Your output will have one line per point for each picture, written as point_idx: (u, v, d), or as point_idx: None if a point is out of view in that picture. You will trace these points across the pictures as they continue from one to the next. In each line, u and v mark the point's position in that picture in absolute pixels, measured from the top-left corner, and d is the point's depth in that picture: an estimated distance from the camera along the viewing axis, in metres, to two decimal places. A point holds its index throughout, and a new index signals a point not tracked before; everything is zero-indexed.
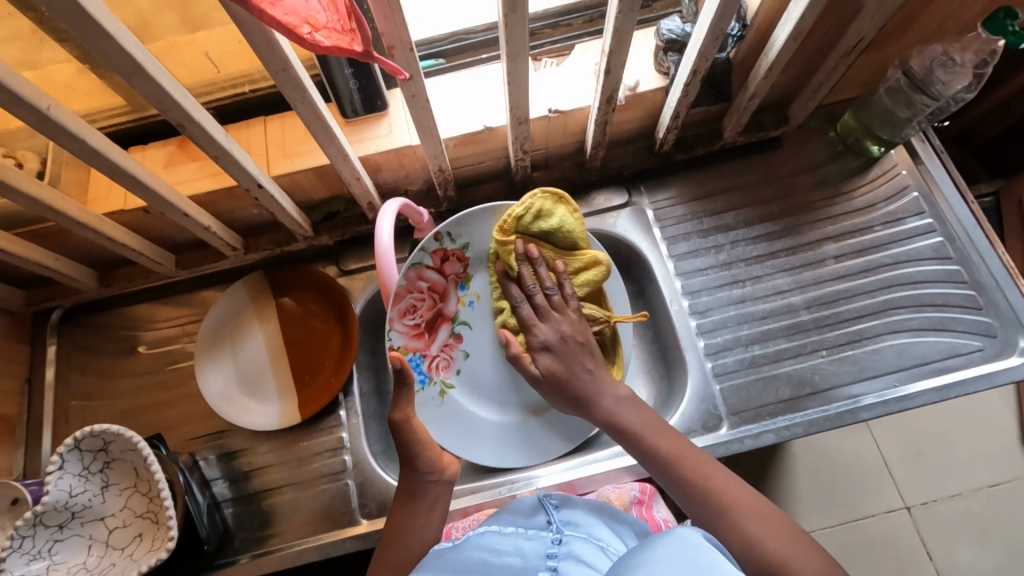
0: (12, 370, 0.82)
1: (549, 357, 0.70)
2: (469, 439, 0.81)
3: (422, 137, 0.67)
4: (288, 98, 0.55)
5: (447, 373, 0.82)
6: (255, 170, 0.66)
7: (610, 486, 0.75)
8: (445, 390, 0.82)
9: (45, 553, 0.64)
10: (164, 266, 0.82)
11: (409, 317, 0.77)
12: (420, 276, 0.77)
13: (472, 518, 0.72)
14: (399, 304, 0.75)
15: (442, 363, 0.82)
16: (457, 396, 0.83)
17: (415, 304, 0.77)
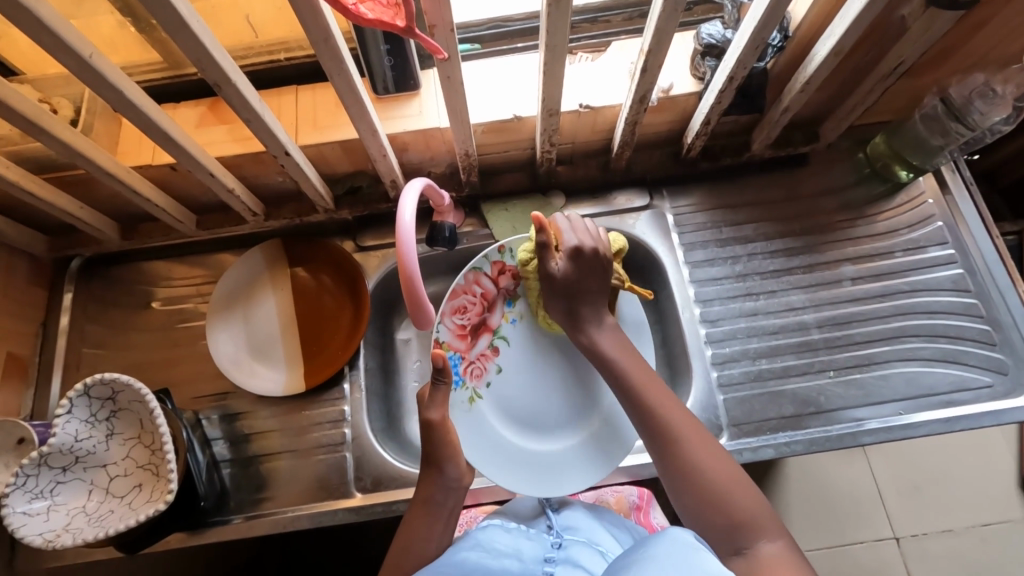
0: (29, 313, 0.83)
1: (577, 259, 0.67)
2: (493, 456, 0.74)
3: (453, 120, 0.67)
4: (326, 68, 0.55)
5: (478, 382, 0.78)
6: (284, 138, 0.67)
7: (610, 490, 0.75)
8: (474, 398, 0.77)
9: (47, 493, 0.65)
10: (184, 226, 0.83)
11: (458, 316, 0.76)
12: (478, 279, 0.77)
13: (471, 514, 0.73)
14: (452, 296, 0.76)
15: (476, 371, 0.78)
16: (484, 409, 0.77)
17: (465, 305, 0.77)
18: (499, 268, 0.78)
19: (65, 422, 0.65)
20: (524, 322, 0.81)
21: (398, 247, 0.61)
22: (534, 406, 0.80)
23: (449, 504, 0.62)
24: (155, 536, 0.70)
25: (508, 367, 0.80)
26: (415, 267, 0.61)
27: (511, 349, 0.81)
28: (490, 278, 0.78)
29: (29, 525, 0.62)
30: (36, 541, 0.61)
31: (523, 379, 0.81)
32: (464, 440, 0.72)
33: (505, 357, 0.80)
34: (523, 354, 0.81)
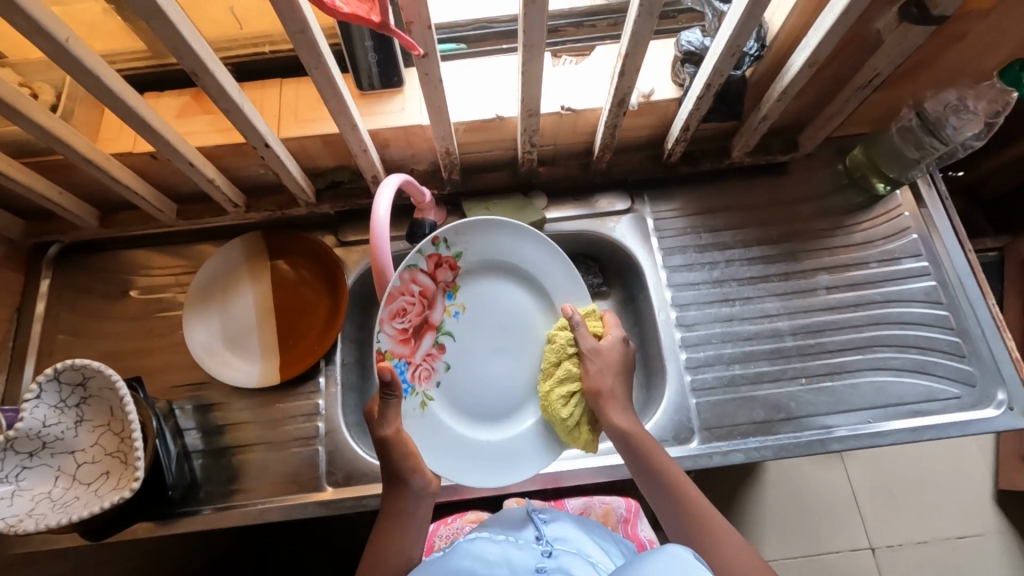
0: (4, 297, 0.83)
1: (619, 343, 0.70)
2: (456, 460, 0.72)
3: (432, 117, 0.68)
4: (304, 60, 0.56)
5: (427, 384, 0.74)
6: (264, 129, 0.67)
7: (598, 502, 0.79)
8: (427, 401, 0.73)
9: (12, 478, 0.65)
10: (164, 216, 0.83)
11: (399, 322, 0.69)
12: (413, 282, 0.69)
13: (456, 526, 0.78)
14: (392, 302, 0.67)
15: (424, 373, 0.74)
16: (437, 411, 0.74)
17: (405, 307, 0.69)
18: (436, 262, 0.72)
19: (33, 407, 0.65)
20: (467, 317, 0.76)
21: (371, 242, 0.62)
22: (486, 398, 0.77)
23: (420, 513, 0.63)
24: (121, 524, 0.70)
25: (457, 364, 0.76)
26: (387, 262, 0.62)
27: (458, 346, 0.76)
28: (427, 276, 0.71)
29: None
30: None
31: (474, 375, 0.77)
32: (425, 451, 0.70)
33: (452, 355, 0.76)
34: (470, 348, 0.77)
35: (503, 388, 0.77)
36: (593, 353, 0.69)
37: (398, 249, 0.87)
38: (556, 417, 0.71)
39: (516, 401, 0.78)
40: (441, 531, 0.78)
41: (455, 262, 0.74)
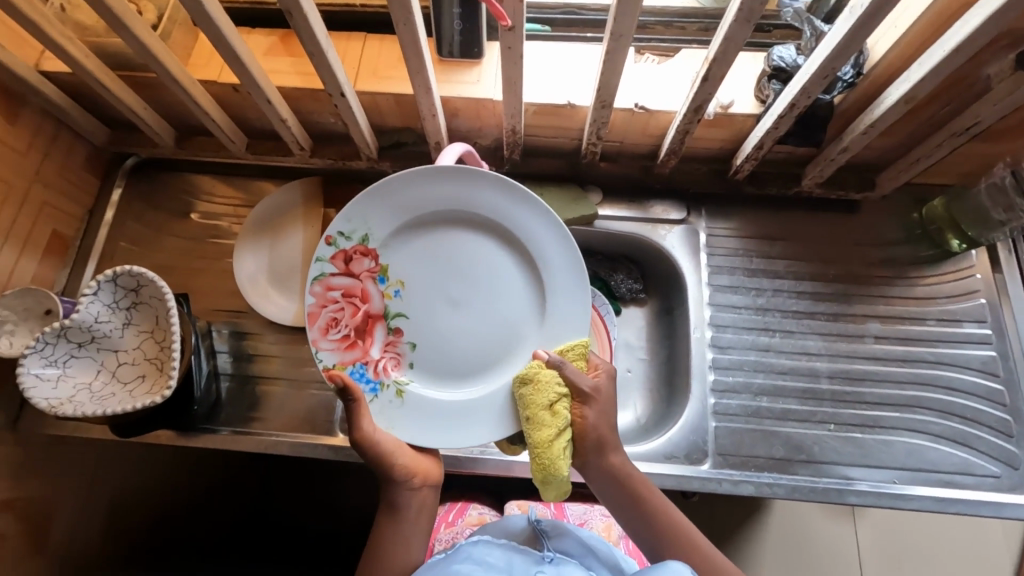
0: (80, 198, 0.88)
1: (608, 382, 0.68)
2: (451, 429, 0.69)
3: (505, 93, 0.68)
4: (393, 16, 0.56)
5: (399, 371, 0.71)
6: (342, 79, 0.69)
7: (599, 516, 0.84)
8: (403, 388, 0.70)
9: (60, 364, 0.69)
10: (234, 146, 0.86)
11: (334, 331, 0.69)
12: (329, 287, 0.69)
13: (456, 530, 0.84)
14: (314, 315, 0.69)
15: (389, 363, 0.71)
16: (417, 393, 0.71)
17: (334, 316, 0.69)
18: (345, 258, 0.69)
19: (89, 302, 0.69)
20: (409, 287, 0.71)
21: None
22: (462, 356, 0.71)
23: (414, 510, 0.66)
24: (148, 426, 0.74)
25: (420, 332, 0.71)
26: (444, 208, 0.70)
27: (413, 318, 0.71)
28: (341, 275, 0.69)
29: (38, 388, 0.66)
30: (41, 403, 0.66)
31: (440, 333, 0.71)
32: (412, 434, 0.69)
33: (410, 329, 0.71)
34: (426, 312, 0.71)
35: (473, 334, 0.71)
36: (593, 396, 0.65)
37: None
38: (554, 477, 0.62)
39: (494, 349, 0.71)
40: (443, 534, 0.84)
41: (366, 246, 0.69)
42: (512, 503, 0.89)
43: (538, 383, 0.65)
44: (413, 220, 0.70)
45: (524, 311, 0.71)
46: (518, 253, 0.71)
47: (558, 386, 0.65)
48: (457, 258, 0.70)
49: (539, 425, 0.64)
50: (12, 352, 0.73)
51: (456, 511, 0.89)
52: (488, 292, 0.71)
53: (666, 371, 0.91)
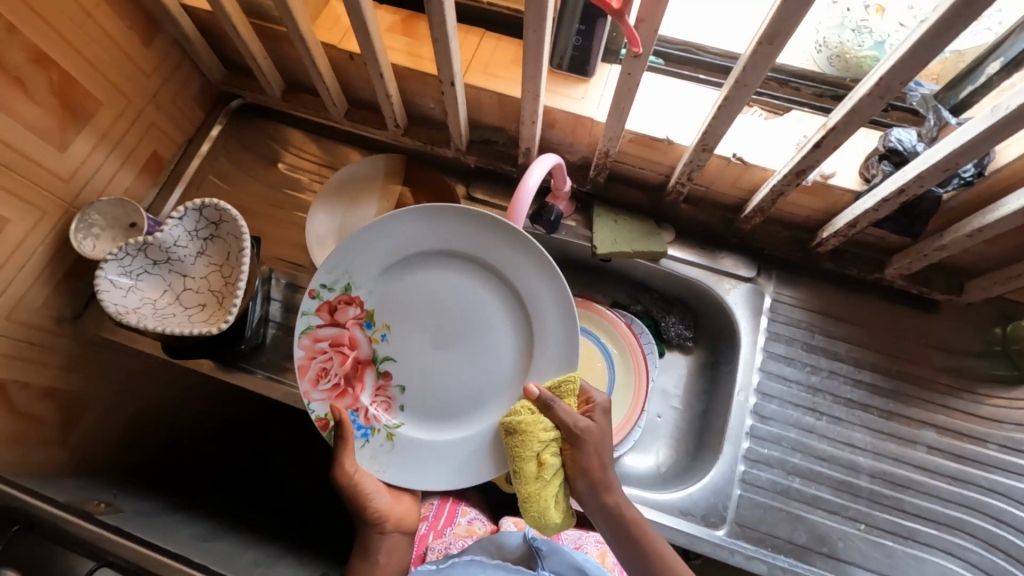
0: (184, 126, 0.93)
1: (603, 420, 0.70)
2: (437, 470, 0.75)
3: (610, 116, 0.68)
4: (526, 21, 0.57)
5: (390, 414, 0.77)
6: (456, 69, 0.70)
7: (594, 542, 0.82)
8: (393, 431, 0.76)
9: (133, 276, 0.73)
10: (335, 110, 0.89)
11: (325, 380, 0.74)
12: (316, 339, 0.74)
13: (446, 539, 0.79)
14: (303, 365, 0.73)
15: (381, 406, 0.77)
16: (408, 434, 0.76)
17: (325, 368, 0.74)
18: (330, 309, 0.74)
19: (173, 225, 0.73)
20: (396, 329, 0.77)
21: (513, 203, 0.70)
22: (443, 398, 0.77)
23: (384, 553, 0.74)
24: (197, 351, 0.77)
25: (408, 370, 0.77)
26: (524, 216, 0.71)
27: (401, 358, 0.77)
28: (328, 327, 0.74)
29: (111, 294, 0.70)
30: (110, 308, 0.69)
31: (428, 370, 0.77)
32: (402, 475, 0.75)
33: (399, 369, 0.77)
34: (413, 351, 0.77)
35: (458, 372, 0.77)
36: (586, 436, 0.67)
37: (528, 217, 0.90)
38: (546, 522, 0.66)
39: (471, 393, 0.77)
40: (434, 544, 0.79)
41: (349, 294, 0.74)
42: (507, 517, 0.84)
43: (525, 429, 0.67)
44: (397, 266, 0.76)
45: (502, 348, 0.77)
46: (499, 292, 0.76)
47: (545, 430, 0.67)
48: (444, 298, 0.77)
49: (529, 470, 0.66)
50: (94, 255, 0.78)
51: (445, 518, 0.82)
52: (472, 332, 0.77)
53: (697, 427, 0.89)
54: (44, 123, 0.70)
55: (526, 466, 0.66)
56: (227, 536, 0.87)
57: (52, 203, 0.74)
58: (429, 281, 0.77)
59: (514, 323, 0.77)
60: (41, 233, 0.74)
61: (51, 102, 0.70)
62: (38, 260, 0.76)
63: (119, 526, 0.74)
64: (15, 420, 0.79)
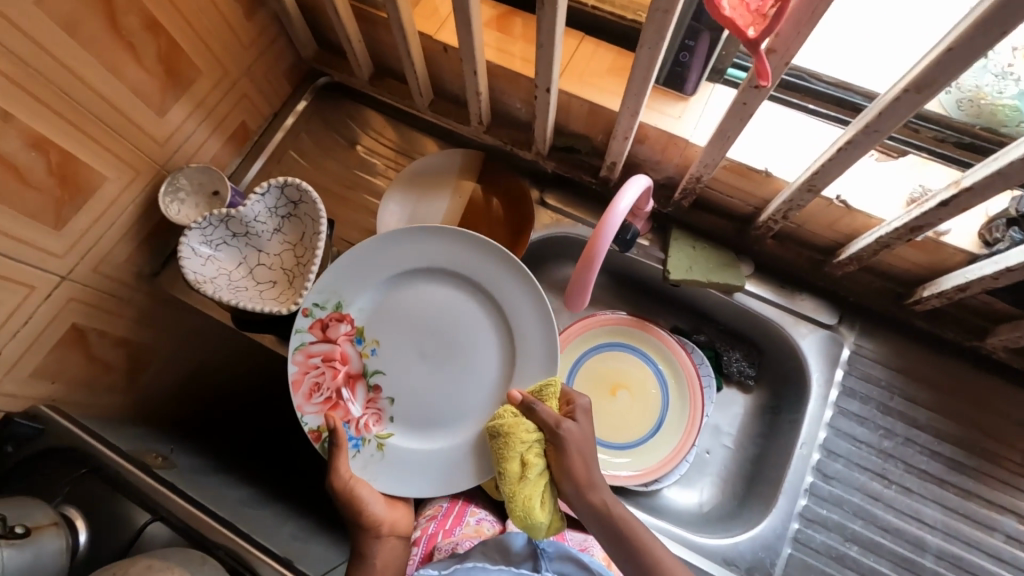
0: (271, 100, 0.94)
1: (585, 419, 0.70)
2: (427, 477, 0.76)
3: (711, 142, 0.64)
4: (642, 37, 0.54)
5: (380, 426, 0.77)
6: (554, 75, 0.67)
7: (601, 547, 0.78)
8: (383, 441, 0.77)
9: (213, 246, 0.74)
10: (420, 100, 0.88)
11: (319, 394, 0.75)
12: (311, 355, 0.76)
13: (452, 538, 0.76)
14: (300, 380, 0.75)
15: (371, 419, 0.77)
16: (398, 443, 0.77)
17: (318, 380, 0.75)
18: (322, 325, 0.76)
19: (256, 200, 0.75)
20: (385, 342, 0.79)
21: (597, 227, 0.60)
22: (429, 408, 0.78)
23: (382, 560, 0.71)
24: (266, 327, 0.79)
25: (396, 379, 0.78)
26: (609, 238, 0.59)
27: (390, 369, 0.78)
28: (320, 343, 0.76)
29: (191, 261, 0.72)
30: (189, 275, 0.71)
31: (415, 380, 0.78)
32: (393, 486, 0.75)
33: (389, 380, 0.78)
34: (403, 362, 0.78)
35: (443, 383, 0.78)
36: (567, 436, 0.67)
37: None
38: (535, 522, 0.65)
39: (456, 401, 0.78)
40: (443, 543, 0.76)
41: (340, 312, 0.77)
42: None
43: (508, 430, 0.69)
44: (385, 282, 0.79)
45: (490, 356, 0.78)
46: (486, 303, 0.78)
47: (528, 431, 0.68)
48: (436, 312, 0.78)
49: (512, 472, 0.67)
50: (179, 219, 0.81)
51: (456, 516, 0.80)
52: (458, 342, 0.79)
53: (748, 471, 0.86)
54: (149, 89, 0.72)
55: (510, 466, 0.67)
56: (267, 505, 0.89)
57: (147, 165, 0.77)
58: (422, 297, 0.79)
59: (496, 330, 0.78)
60: (132, 193, 0.77)
61: (158, 69, 0.72)
62: (127, 219, 0.79)
63: (173, 483, 0.76)
64: (91, 366, 0.83)
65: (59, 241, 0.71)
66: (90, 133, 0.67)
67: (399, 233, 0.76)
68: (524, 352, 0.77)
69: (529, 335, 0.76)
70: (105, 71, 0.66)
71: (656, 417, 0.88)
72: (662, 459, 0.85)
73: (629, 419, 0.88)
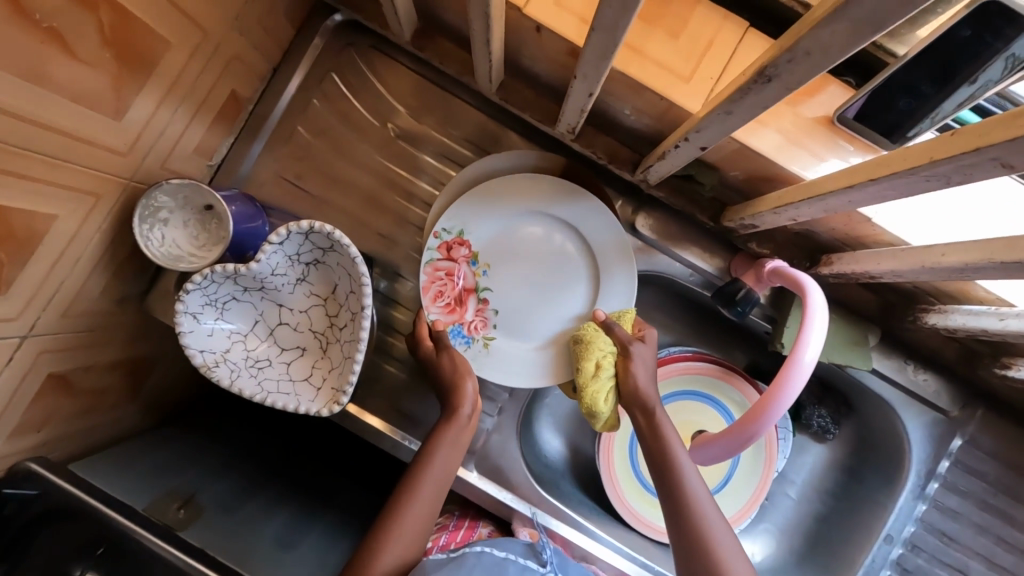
0: (270, 51, 0.67)
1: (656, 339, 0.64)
2: (529, 373, 0.68)
3: (928, 267, 0.45)
4: (929, 165, 0.33)
5: (487, 330, 0.69)
6: (717, 137, 0.44)
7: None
8: (490, 342, 0.69)
9: (220, 305, 0.57)
10: (485, 83, 0.62)
11: (441, 300, 0.67)
12: (437, 269, 0.67)
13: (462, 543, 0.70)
14: (425, 288, 0.66)
15: (478, 323, 0.69)
16: (504, 345, 0.69)
17: (443, 286, 0.67)
18: (449, 247, 0.67)
19: (271, 251, 0.55)
20: (497, 265, 0.70)
21: (774, 386, 0.47)
22: (534, 316, 0.70)
23: (468, 421, 0.61)
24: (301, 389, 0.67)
25: (506, 296, 0.70)
26: (781, 413, 0.47)
27: (501, 289, 0.70)
28: (447, 260, 0.67)
29: (195, 335, 0.55)
30: (195, 356, 0.55)
31: (524, 290, 0.71)
32: (499, 378, 0.68)
33: (499, 297, 0.70)
34: (512, 276, 0.70)
35: (546, 305, 0.70)
36: (641, 357, 0.61)
37: (705, 271, 0.71)
38: (600, 417, 0.61)
39: (559, 310, 0.70)
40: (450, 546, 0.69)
41: (462, 239, 0.68)
42: (519, 526, 0.73)
43: (588, 338, 0.63)
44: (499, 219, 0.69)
45: (595, 273, 0.70)
46: (596, 227, 0.68)
47: (608, 343, 0.62)
48: (547, 236, 0.70)
49: (584, 372, 0.61)
50: (162, 254, 0.60)
51: (466, 529, 0.74)
52: (565, 266, 0.71)
53: (812, 530, 0.82)
54: (93, 85, 0.47)
55: (588, 365, 0.61)
56: (314, 522, 0.84)
57: (111, 184, 0.54)
58: (532, 228, 0.70)
59: (587, 257, 0.70)
60: (95, 222, 0.56)
61: (103, 55, 0.47)
62: (94, 251, 0.58)
63: (204, 550, 0.64)
64: (81, 401, 0.68)
65: (8, 304, 0.51)
66: (19, 171, 0.44)
67: (537, 176, 0.67)
68: (612, 279, 0.68)
69: (618, 266, 0.68)
70: (23, 80, 0.41)
71: (723, 472, 0.81)
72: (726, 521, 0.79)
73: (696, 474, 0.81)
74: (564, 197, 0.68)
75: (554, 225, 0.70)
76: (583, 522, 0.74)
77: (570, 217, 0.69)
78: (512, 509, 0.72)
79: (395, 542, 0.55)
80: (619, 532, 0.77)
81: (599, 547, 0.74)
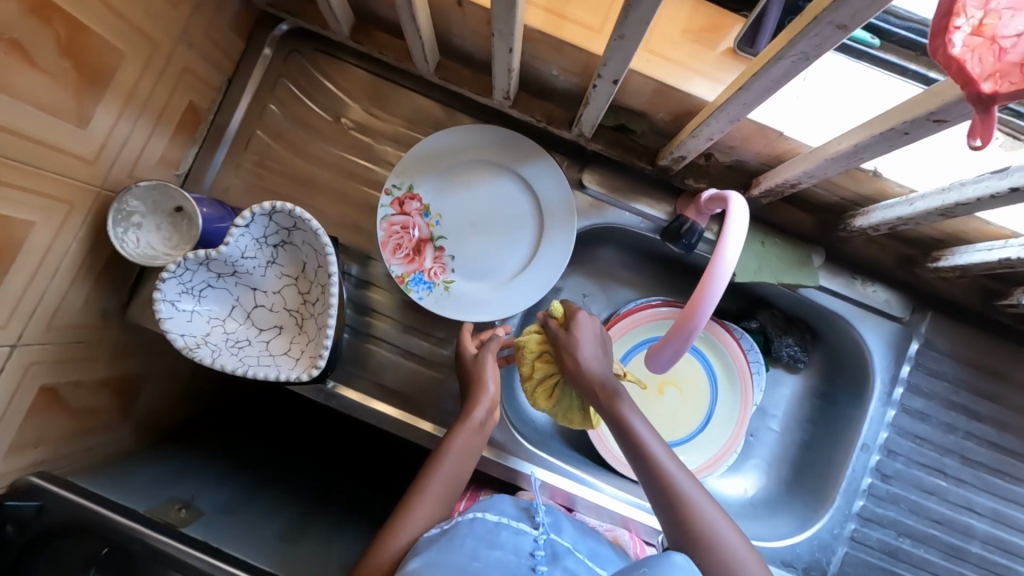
0: (222, 64, 0.73)
1: (588, 319, 0.66)
2: (487, 307, 0.73)
3: (831, 159, 0.50)
4: (784, 49, 0.38)
5: (446, 274, 0.75)
6: (622, 68, 0.50)
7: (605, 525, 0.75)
8: (449, 283, 0.74)
9: (196, 293, 0.60)
10: (422, 65, 0.67)
11: (399, 252, 0.73)
12: (393, 224, 0.73)
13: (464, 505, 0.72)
14: (384, 242, 0.72)
15: (436, 268, 0.74)
16: (464, 286, 0.74)
17: (403, 240, 0.73)
18: (402, 203, 0.73)
19: (239, 234, 0.59)
20: (449, 214, 0.76)
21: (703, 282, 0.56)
22: (487, 255, 0.75)
23: (490, 415, 0.66)
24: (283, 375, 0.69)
25: (461, 243, 0.75)
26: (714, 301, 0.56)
27: (455, 236, 0.75)
28: (401, 215, 0.73)
29: (174, 321, 0.58)
30: (178, 340, 0.58)
31: (477, 235, 0.76)
32: (461, 314, 0.73)
33: (455, 244, 0.75)
34: (463, 222, 0.76)
35: (498, 246, 0.75)
36: (567, 347, 0.64)
37: (656, 217, 0.75)
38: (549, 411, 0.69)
39: (510, 249, 0.75)
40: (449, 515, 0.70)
41: (413, 192, 0.74)
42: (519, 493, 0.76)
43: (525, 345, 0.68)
44: (443, 174, 0.75)
45: (539, 212, 0.75)
46: (535, 171, 0.74)
47: (541, 343, 0.67)
48: (491, 184, 0.75)
49: (524, 378, 0.68)
50: (138, 255, 0.64)
51: (469, 496, 0.75)
52: (512, 210, 0.75)
53: (798, 457, 0.84)
54: (57, 95, 0.52)
55: (527, 369, 0.68)
56: (315, 519, 0.86)
57: (83, 192, 0.59)
58: (477, 178, 0.75)
59: (530, 199, 0.75)
60: (69, 231, 0.59)
61: (63, 67, 0.51)
62: (73, 260, 0.62)
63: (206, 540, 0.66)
64: (75, 415, 0.71)
65: None
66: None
67: (468, 128, 0.73)
68: (554, 216, 0.74)
69: (559, 205, 0.74)
70: None
71: (704, 411, 0.84)
72: (709, 459, 0.82)
73: (679, 418, 0.84)
74: (501, 144, 0.74)
75: (496, 173, 0.75)
76: (575, 474, 0.77)
77: (509, 164, 0.74)
78: (502, 468, 0.75)
79: (411, 520, 0.59)
80: (611, 480, 0.79)
81: (590, 494, 0.76)
